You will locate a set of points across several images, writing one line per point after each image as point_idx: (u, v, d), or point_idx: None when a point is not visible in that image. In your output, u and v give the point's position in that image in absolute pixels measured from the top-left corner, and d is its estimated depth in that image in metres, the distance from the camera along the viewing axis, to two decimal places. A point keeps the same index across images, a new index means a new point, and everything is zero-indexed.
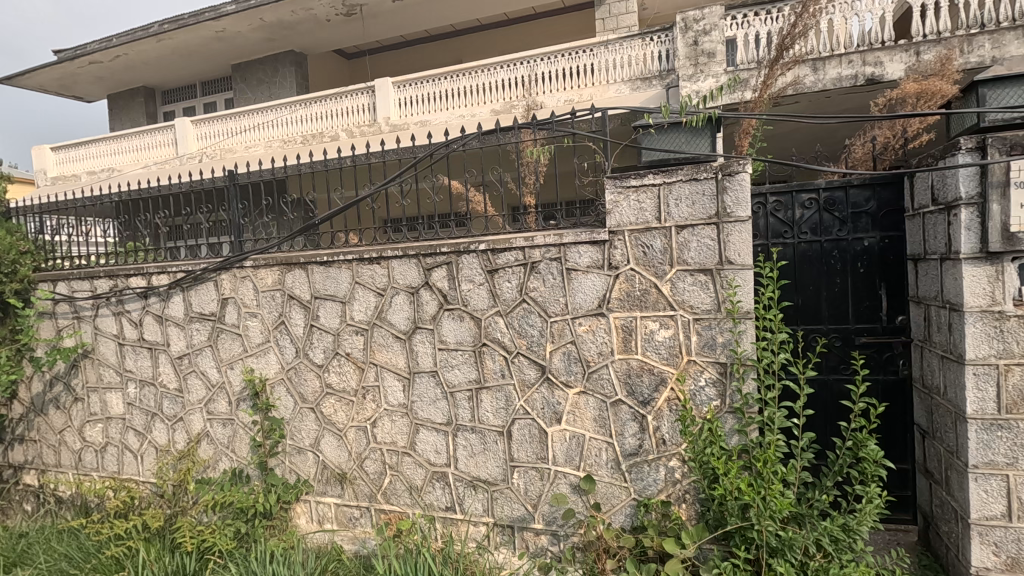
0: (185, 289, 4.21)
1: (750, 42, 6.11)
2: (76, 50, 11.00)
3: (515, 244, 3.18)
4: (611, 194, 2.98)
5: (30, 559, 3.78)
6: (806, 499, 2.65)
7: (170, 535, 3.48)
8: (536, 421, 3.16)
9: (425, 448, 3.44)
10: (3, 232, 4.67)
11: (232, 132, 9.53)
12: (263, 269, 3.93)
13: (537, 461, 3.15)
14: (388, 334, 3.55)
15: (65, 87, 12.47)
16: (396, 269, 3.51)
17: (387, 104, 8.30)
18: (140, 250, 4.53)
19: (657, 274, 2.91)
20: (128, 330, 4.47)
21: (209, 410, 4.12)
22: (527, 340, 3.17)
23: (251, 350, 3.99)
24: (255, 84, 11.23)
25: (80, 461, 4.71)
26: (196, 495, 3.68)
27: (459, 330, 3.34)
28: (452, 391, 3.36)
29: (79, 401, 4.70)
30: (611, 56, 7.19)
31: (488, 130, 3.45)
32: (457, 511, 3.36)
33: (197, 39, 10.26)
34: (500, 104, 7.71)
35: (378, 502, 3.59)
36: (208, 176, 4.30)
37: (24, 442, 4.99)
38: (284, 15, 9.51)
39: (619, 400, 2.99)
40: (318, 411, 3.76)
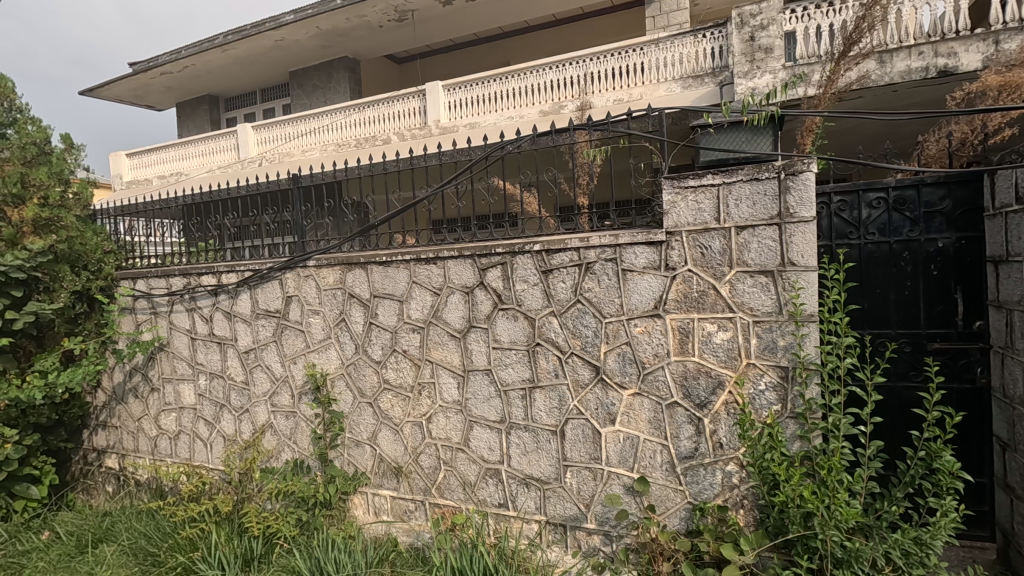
0: (252, 288, 4.44)
1: (811, 36, 5.90)
2: (149, 62, 11.73)
3: (570, 244, 3.20)
4: (668, 194, 2.96)
5: (114, 536, 4.09)
6: (873, 510, 2.55)
7: (238, 520, 3.66)
8: (589, 422, 3.17)
9: (479, 445, 3.51)
10: (90, 232, 5.05)
11: (290, 137, 9.93)
12: (325, 269, 4.10)
13: (591, 461, 3.17)
14: (443, 332, 3.63)
15: (139, 97, 13.31)
16: (452, 269, 3.59)
17: (438, 107, 8.46)
18: (210, 250, 4.80)
19: (716, 275, 2.87)
20: (200, 326, 4.75)
21: (274, 403, 4.33)
22: (582, 340, 3.19)
23: (312, 346, 4.17)
24: (311, 91, 11.68)
25: (156, 448, 5.03)
26: (261, 483, 3.84)
27: (513, 329, 3.39)
28: (506, 390, 3.42)
29: (155, 391, 5.02)
30: (662, 54, 7.10)
31: (544, 132, 3.49)
32: (510, 508, 3.41)
33: (258, 48, 10.75)
34: (550, 105, 7.72)
35: (433, 496, 3.69)
36: (274, 179, 4.51)
37: (106, 428, 5.38)
38: (340, 22, 9.83)
39: (675, 402, 2.97)
40: (375, 406, 3.89)
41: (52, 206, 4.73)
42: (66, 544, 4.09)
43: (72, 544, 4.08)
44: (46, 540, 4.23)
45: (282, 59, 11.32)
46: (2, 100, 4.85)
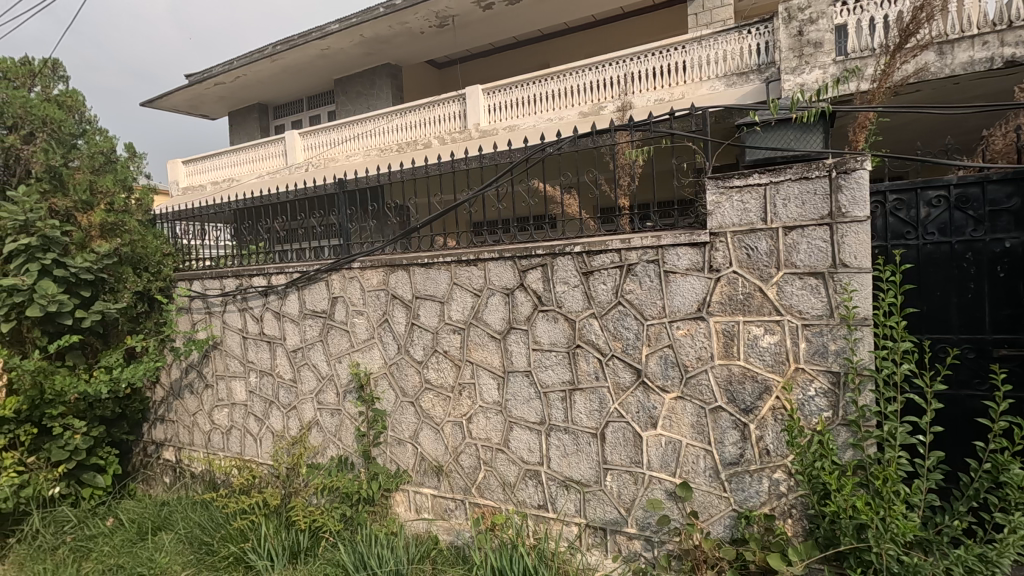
0: (300, 288, 4.59)
1: (863, 29, 5.68)
2: (204, 73, 12.30)
3: (611, 246, 3.18)
4: (712, 195, 2.91)
5: (171, 524, 4.31)
6: (933, 524, 2.43)
7: (285, 513, 3.79)
8: (630, 425, 3.13)
9: (519, 445, 3.52)
10: (151, 236, 5.35)
11: (334, 142, 10.21)
12: (369, 270, 4.21)
13: (631, 464, 3.13)
14: (484, 333, 3.67)
15: (194, 107, 13.97)
16: (493, 270, 3.61)
17: (477, 111, 8.54)
18: (261, 252, 5.00)
19: (762, 277, 2.80)
20: (250, 325, 4.94)
21: (319, 400, 4.46)
22: (622, 343, 3.16)
23: (357, 345, 4.28)
24: (355, 97, 11.99)
25: (209, 442, 5.26)
26: (307, 478, 3.97)
27: (553, 331, 3.39)
28: (546, 391, 3.42)
29: (209, 387, 5.25)
30: (705, 52, 6.96)
31: (584, 133, 3.48)
32: (549, 509, 3.41)
33: (305, 58, 11.12)
34: (589, 106, 7.69)
35: (473, 495, 3.72)
36: (321, 184, 4.67)
37: (164, 422, 5.65)
38: (383, 30, 10.07)
39: (719, 406, 2.90)
40: (417, 405, 3.96)
41: (117, 212, 5.10)
42: (128, 530, 4.33)
43: (134, 530, 4.32)
44: (110, 526, 4.49)
45: (328, 67, 11.67)
46: (74, 113, 5.21)
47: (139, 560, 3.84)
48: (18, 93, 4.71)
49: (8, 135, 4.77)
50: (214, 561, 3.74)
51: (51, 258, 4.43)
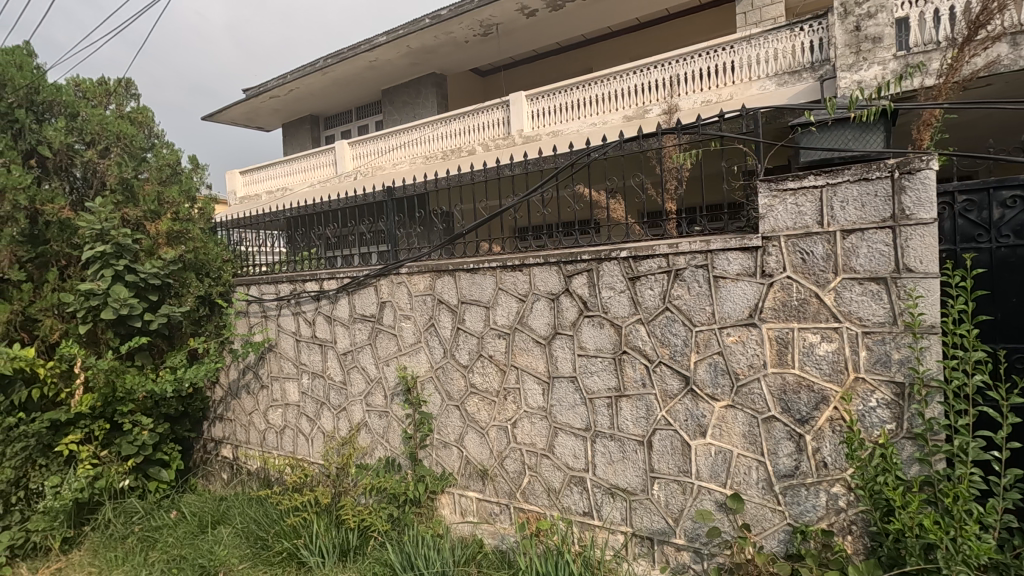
0: (350, 293, 4.73)
1: (927, 21, 5.40)
2: (260, 87, 12.87)
3: (658, 251, 3.13)
4: (764, 198, 2.83)
5: (229, 519, 4.51)
6: (1011, 547, 2.28)
7: (336, 512, 3.91)
8: (678, 433, 3.07)
9: (564, 451, 3.50)
10: (212, 244, 5.63)
11: (382, 151, 10.49)
12: (416, 275, 4.29)
13: (680, 474, 3.07)
14: (528, 338, 3.68)
15: (251, 120, 14.63)
16: (538, 275, 3.62)
17: (521, 117, 8.59)
18: (313, 258, 5.19)
19: (819, 282, 2.70)
20: (303, 329, 5.12)
21: (368, 402, 4.57)
22: (670, 349, 3.11)
23: (404, 349, 4.36)
24: (402, 107, 12.28)
25: (264, 440, 5.47)
26: (355, 478, 4.09)
27: (599, 336, 3.37)
28: (591, 397, 3.40)
29: (264, 388, 5.47)
30: (754, 51, 6.78)
31: (630, 137, 3.45)
32: (595, 517, 3.38)
33: (355, 70, 11.48)
34: (634, 109, 7.61)
35: (517, 500, 3.72)
36: (370, 192, 4.80)
37: (222, 420, 5.92)
38: (428, 40, 10.28)
39: (773, 416, 2.80)
40: (462, 409, 4.00)
41: (182, 220, 5.41)
42: (190, 522, 4.55)
43: (195, 523, 4.54)
44: (174, 518, 4.73)
45: (375, 78, 12.01)
46: (144, 128, 5.59)
47: (200, 552, 4.04)
48: (96, 112, 5.15)
49: (87, 150, 5.16)
50: (269, 556, 3.90)
51: (123, 265, 4.73)
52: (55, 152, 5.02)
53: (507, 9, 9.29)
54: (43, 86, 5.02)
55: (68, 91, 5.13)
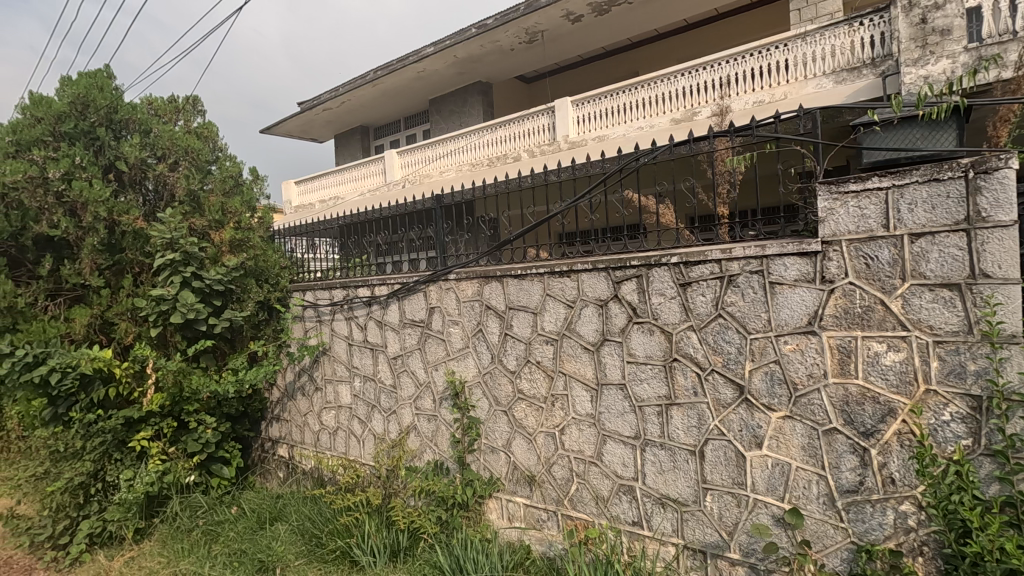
0: (400, 299, 4.84)
1: (1002, 10, 5.08)
2: (314, 100, 13.37)
3: (710, 256, 3.07)
4: (824, 201, 2.72)
5: (285, 516, 4.68)
6: None
7: (386, 513, 4.03)
8: (732, 444, 2.98)
9: (613, 459, 3.46)
10: (271, 251, 5.89)
11: (429, 159, 10.70)
12: (464, 281, 4.36)
13: (734, 486, 2.98)
14: (577, 345, 3.66)
15: (305, 132, 15.21)
16: (586, 282, 3.61)
17: (567, 123, 8.58)
18: (365, 265, 5.36)
19: (884, 288, 2.57)
20: (356, 333, 5.28)
21: (417, 405, 4.66)
22: (723, 357, 3.03)
23: (452, 354, 4.43)
24: (449, 115, 12.50)
25: (318, 441, 5.65)
26: (405, 480, 4.19)
27: (649, 344, 3.32)
28: (640, 405, 3.35)
29: (319, 390, 5.67)
30: (810, 48, 6.55)
31: (681, 141, 3.39)
32: (645, 527, 3.31)
33: (403, 81, 11.78)
34: (682, 112, 7.48)
35: (565, 507, 3.70)
36: (419, 199, 4.91)
37: (279, 421, 6.14)
38: (475, 49, 10.45)
39: (834, 428, 2.68)
40: (510, 414, 4.02)
41: (243, 229, 5.68)
42: (249, 518, 4.75)
43: (254, 519, 4.73)
44: (236, 513, 4.95)
45: (423, 89, 12.29)
46: (209, 142, 5.94)
47: (259, 546, 4.22)
48: (167, 129, 5.56)
49: (158, 164, 5.55)
50: (324, 553, 4.04)
51: (190, 272, 5.01)
52: (131, 166, 5.40)
53: (553, 15, 9.33)
54: (121, 106, 5.42)
55: (142, 109, 5.53)
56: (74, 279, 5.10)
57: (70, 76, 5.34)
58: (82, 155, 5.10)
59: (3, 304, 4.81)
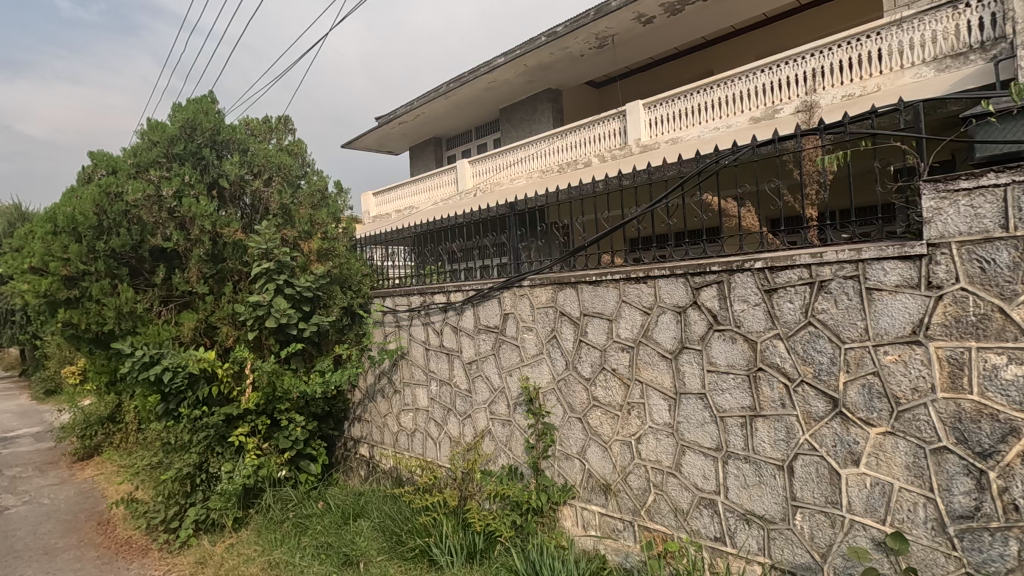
0: (475, 305, 4.95)
1: None
2: (390, 114, 13.96)
3: (799, 261, 2.91)
4: (930, 201, 2.52)
5: (367, 513, 4.90)
6: None
7: (462, 514, 4.13)
8: (825, 460, 2.81)
9: (693, 471, 3.36)
10: (354, 260, 6.21)
11: (500, 167, 10.85)
12: (538, 288, 4.39)
13: (827, 505, 2.80)
14: (653, 352, 3.59)
15: (382, 145, 15.91)
16: (663, 288, 3.53)
17: (638, 126, 8.44)
18: (440, 272, 5.53)
19: (1003, 294, 2.34)
20: (432, 338, 5.44)
21: (492, 410, 4.74)
22: (814, 368, 2.86)
23: (527, 359, 4.46)
24: (519, 123, 12.64)
25: (397, 441, 5.86)
26: (480, 483, 4.28)
27: (730, 352, 3.20)
28: (722, 416, 3.22)
29: (397, 393, 5.89)
30: (906, 36, 6.09)
31: (765, 140, 3.25)
32: (727, 543, 3.18)
33: (475, 91, 12.06)
34: (763, 110, 7.16)
35: (642, 518, 3.61)
36: (492, 207, 5.01)
37: (360, 421, 6.42)
38: (545, 57, 10.53)
39: (944, 447, 2.46)
40: (585, 421, 3.99)
41: (329, 239, 6.04)
42: (334, 513, 5.01)
43: (339, 514, 4.99)
44: (322, 507, 5.22)
45: (494, 98, 12.52)
46: (298, 159, 6.36)
47: (344, 541, 4.47)
48: (262, 148, 6.02)
49: (254, 180, 6.00)
50: (404, 551, 4.19)
51: (282, 279, 5.39)
52: (231, 183, 5.89)
53: (624, 18, 9.23)
54: (223, 128, 5.95)
55: (241, 130, 6.02)
56: (183, 286, 5.58)
57: (181, 103, 5.92)
58: (190, 174, 5.64)
59: (125, 309, 5.37)
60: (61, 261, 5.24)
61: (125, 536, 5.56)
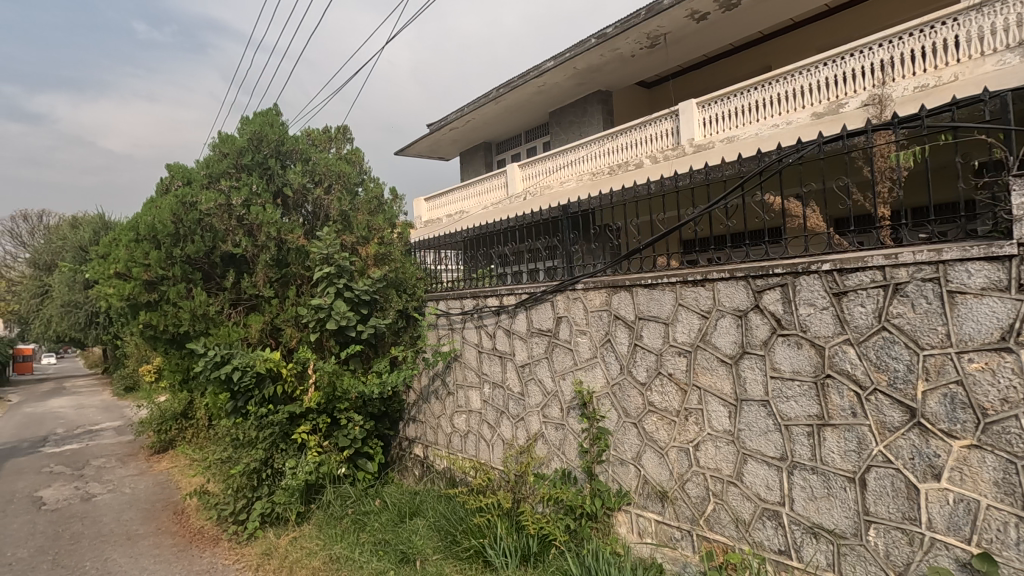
0: (528, 308, 4.97)
1: None
2: (441, 120, 14.22)
3: (871, 262, 2.76)
4: (1019, 197, 2.35)
5: (423, 512, 4.99)
6: None
7: (516, 517, 4.16)
8: (901, 474, 2.65)
9: (755, 481, 3.24)
10: (408, 264, 6.35)
11: (550, 170, 10.86)
12: (592, 291, 4.36)
13: (904, 521, 2.64)
14: (712, 357, 3.49)
15: (433, 151, 16.22)
16: (723, 291, 3.44)
17: (692, 126, 8.25)
18: (492, 275, 5.59)
19: None
20: (485, 341, 5.50)
21: (545, 414, 4.74)
22: (889, 375, 2.71)
23: (580, 363, 4.44)
24: (569, 126, 12.60)
25: (450, 442, 5.94)
26: (534, 486, 4.30)
27: (796, 358, 3.07)
28: (787, 424, 3.10)
29: (451, 395, 5.98)
30: (986, 21, 5.69)
31: (833, 137, 3.10)
32: (793, 557, 3.06)
33: (525, 95, 12.12)
34: (826, 104, 6.85)
35: (701, 528, 3.51)
36: (545, 210, 5.00)
37: (415, 422, 6.56)
38: (595, 59, 10.47)
39: None
40: (640, 426, 3.92)
41: (386, 244, 6.23)
42: (391, 511, 5.13)
43: (396, 512, 5.11)
44: (379, 505, 5.37)
45: (544, 102, 12.54)
46: (357, 167, 6.60)
47: (401, 538, 4.57)
48: (323, 157, 6.29)
49: (316, 189, 6.28)
50: (459, 551, 4.25)
51: (342, 283, 5.59)
52: (295, 191, 6.20)
53: (676, 16, 9.06)
54: (286, 139, 6.26)
55: (303, 141, 6.31)
56: (251, 290, 5.88)
57: (248, 116, 6.26)
58: (257, 184, 5.96)
59: (198, 312, 5.70)
60: (143, 268, 5.60)
61: (198, 525, 5.91)
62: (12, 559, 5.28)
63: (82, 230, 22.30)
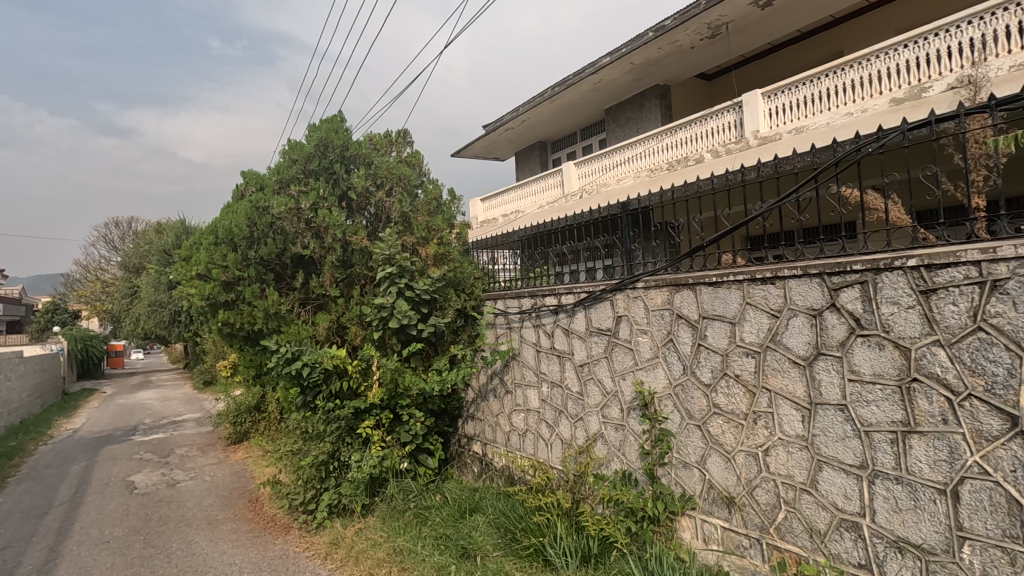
0: (587, 307, 4.92)
1: None
2: (497, 121, 14.30)
3: (965, 257, 2.56)
4: None
5: (482, 508, 5.06)
6: None
7: (575, 517, 4.14)
8: (1002, 487, 2.43)
9: (831, 489, 3.07)
10: (467, 264, 6.44)
11: (607, 168, 10.70)
12: (654, 290, 4.26)
13: (1005, 539, 2.42)
14: (784, 358, 3.34)
15: (489, 151, 16.38)
16: (795, 289, 3.28)
17: (757, 117, 7.90)
18: (549, 274, 5.57)
19: None
20: (543, 340, 5.49)
21: (605, 414, 4.67)
22: (986, 380, 2.50)
23: (641, 363, 4.35)
24: (626, 122, 12.39)
25: (509, 440, 5.98)
26: (594, 487, 4.27)
27: (877, 360, 2.88)
28: (868, 430, 2.91)
29: (509, 393, 6.02)
30: None
31: (919, 123, 2.88)
32: (874, 572, 2.87)
33: (581, 93, 12.00)
34: (906, 89, 6.40)
35: (771, 536, 3.36)
36: (603, 207, 4.92)
37: (474, 419, 6.64)
38: (653, 52, 10.23)
39: None
40: (705, 429, 3.80)
41: (445, 244, 6.34)
42: (451, 507, 5.22)
43: (455, 508, 5.19)
44: (440, 500, 5.48)
45: (600, 99, 12.38)
46: (417, 169, 6.77)
47: (461, 534, 4.65)
48: (385, 161, 6.50)
49: (378, 191, 6.50)
50: (518, 548, 4.27)
51: (404, 283, 5.71)
52: (359, 195, 6.43)
53: (739, 4, 8.72)
54: (350, 144, 6.51)
55: (366, 146, 6.54)
56: (319, 290, 6.22)
57: (315, 124, 6.56)
58: (324, 188, 6.23)
59: (271, 311, 6.01)
60: (221, 268, 5.92)
61: (271, 513, 6.23)
62: (109, 537, 5.76)
63: (166, 234, 24.00)
